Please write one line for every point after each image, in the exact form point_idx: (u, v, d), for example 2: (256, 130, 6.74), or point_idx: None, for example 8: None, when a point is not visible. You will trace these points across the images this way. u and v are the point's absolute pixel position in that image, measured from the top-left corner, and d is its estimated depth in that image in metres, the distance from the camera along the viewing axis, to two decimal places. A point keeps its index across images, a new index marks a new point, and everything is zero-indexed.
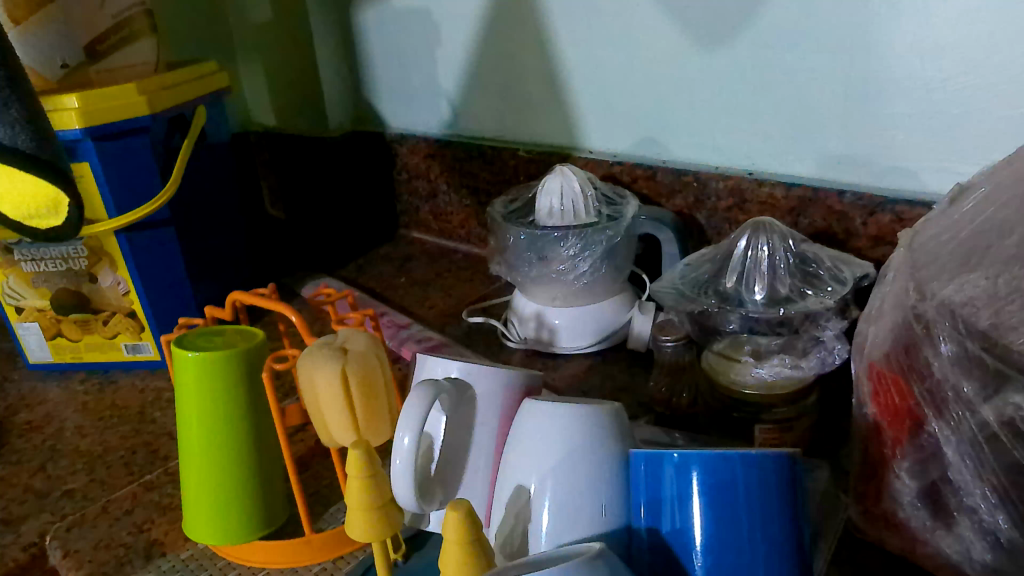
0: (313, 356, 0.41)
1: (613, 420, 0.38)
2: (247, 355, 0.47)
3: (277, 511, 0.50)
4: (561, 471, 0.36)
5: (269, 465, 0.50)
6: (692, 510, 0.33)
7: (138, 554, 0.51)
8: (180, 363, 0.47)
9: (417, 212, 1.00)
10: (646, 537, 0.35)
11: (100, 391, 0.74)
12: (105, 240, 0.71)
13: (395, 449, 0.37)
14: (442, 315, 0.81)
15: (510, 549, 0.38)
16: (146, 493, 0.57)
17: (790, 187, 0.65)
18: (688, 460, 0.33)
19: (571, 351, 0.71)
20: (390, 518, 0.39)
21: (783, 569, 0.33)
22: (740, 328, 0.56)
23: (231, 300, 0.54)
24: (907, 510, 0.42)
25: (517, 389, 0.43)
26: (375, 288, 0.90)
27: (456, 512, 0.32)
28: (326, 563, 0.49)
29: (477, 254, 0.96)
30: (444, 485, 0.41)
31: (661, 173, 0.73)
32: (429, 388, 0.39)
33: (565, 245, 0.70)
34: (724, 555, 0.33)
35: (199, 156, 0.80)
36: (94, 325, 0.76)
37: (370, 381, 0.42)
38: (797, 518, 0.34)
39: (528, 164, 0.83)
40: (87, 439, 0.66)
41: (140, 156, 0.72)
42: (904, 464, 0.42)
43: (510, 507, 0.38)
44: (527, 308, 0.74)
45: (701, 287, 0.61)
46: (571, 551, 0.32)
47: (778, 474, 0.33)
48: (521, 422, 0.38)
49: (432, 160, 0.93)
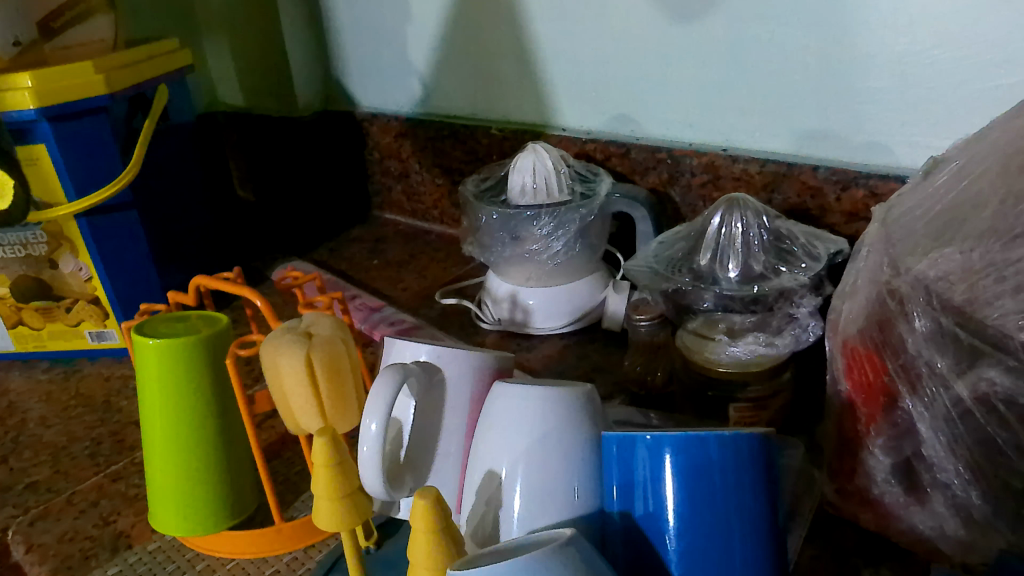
0: (276, 341, 0.40)
1: (584, 403, 0.37)
2: (211, 341, 0.46)
3: (246, 499, 0.49)
4: (533, 454, 0.36)
5: (237, 453, 0.49)
6: (666, 493, 0.33)
7: (104, 547, 0.50)
8: (140, 350, 0.46)
9: (390, 192, 0.98)
10: (619, 522, 0.34)
11: (65, 380, 0.72)
12: (65, 225, 0.69)
13: (362, 435, 0.37)
14: (416, 297, 0.80)
15: (482, 535, 0.37)
16: (112, 484, 0.56)
17: (765, 163, 0.64)
18: (660, 442, 0.33)
19: (546, 331, 0.71)
20: (358, 506, 0.37)
21: (758, 550, 0.32)
22: (714, 307, 0.56)
23: (195, 285, 0.53)
24: (881, 486, 0.42)
25: (487, 370, 0.42)
26: (348, 271, 0.88)
27: (423, 500, 0.31)
28: (297, 552, 0.48)
29: (451, 234, 0.94)
30: (414, 471, 0.40)
31: (635, 150, 0.72)
32: (397, 371, 0.38)
33: (539, 224, 0.69)
34: (698, 538, 0.32)
35: (162, 136, 0.78)
36: (57, 313, 0.74)
37: (336, 366, 0.40)
38: (772, 497, 0.33)
39: (501, 143, 0.82)
40: (52, 429, 0.64)
41: (99, 137, 0.70)
42: (878, 441, 0.41)
43: (481, 492, 0.37)
44: (501, 288, 0.72)
45: (675, 265, 0.61)
46: (543, 537, 0.31)
47: (753, 455, 0.32)
48: (491, 404, 0.38)
49: (404, 139, 0.92)
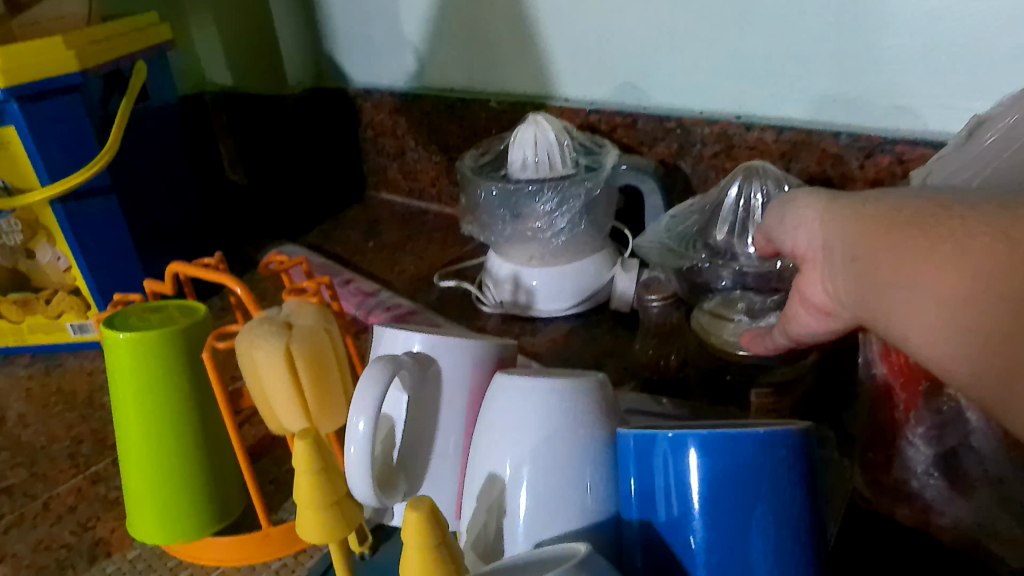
0: (252, 333, 0.36)
1: (596, 395, 0.33)
2: (187, 334, 0.42)
3: (231, 502, 0.46)
4: (540, 455, 0.32)
5: (220, 454, 0.45)
6: (692, 498, 0.29)
7: (81, 556, 0.47)
8: (110, 346, 0.42)
9: (385, 171, 0.94)
10: (638, 530, 0.30)
11: (46, 375, 0.69)
12: (41, 212, 0.66)
13: (349, 436, 0.33)
14: (414, 280, 0.76)
15: (483, 546, 0.33)
16: (92, 487, 0.52)
17: (782, 130, 0.60)
18: (684, 439, 0.29)
19: (551, 314, 0.67)
20: (345, 514, 0.34)
21: (798, 562, 0.28)
22: (731, 286, 0.54)
23: (172, 273, 0.49)
24: (921, 479, 0.39)
25: (488, 361, 0.38)
26: (342, 254, 0.84)
27: (416, 512, 0.28)
28: (287, 558, 0.44)
29: (450, 214, 0.90)
30: (408, 473, 0.37)
31: (642, 120, 0.67)
32: (386, 365, 0.34)
33: (542, 200, 0.65)
34: (728, 550, 0.28)
35: (142, 117, 0.74)
36: (36, 305, 0.70)
37: (321, 358, 0.37)
38: (811, 501, 0.29)
39: (500, 116, 0.77)
40: (30, 428, 0.60)
41: (73, 118, 0.65)
42: (919, 430, 0.38)
43: (482, 499, 0.33)
44: (504, 269, 0.68)
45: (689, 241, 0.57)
46: (554, 554, 0.27)
47: (790, 455, 0.28)
48: (492, 399, 0.34)
49: (399, 115, 0.87)
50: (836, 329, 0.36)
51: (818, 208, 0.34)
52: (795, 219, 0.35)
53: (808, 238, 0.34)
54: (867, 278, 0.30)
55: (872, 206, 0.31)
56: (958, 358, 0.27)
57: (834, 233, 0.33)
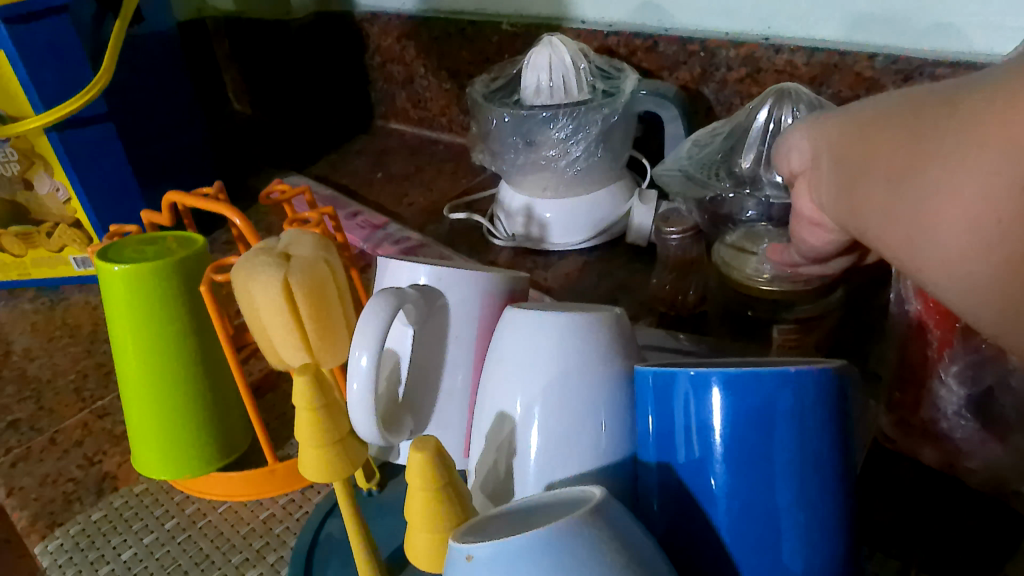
0: (248, 264, 0.34)
1: (614, 330, 0.31)
2: (184, 266, 0.40)
3: (236, 437, 0.45)
4: (552, 392, 0.30)
5: (223, 389, 0.44)
6: (715, 439, 0.27)
7: (88, 490, 0.46)
8: (105, 278, 0.40)
9: (393, 100, 0.90)
10: (656, 473, 0.29)
11: (51, 309, 0.68)
12: (36, 141, 0.63)
13: (351, 371, 0.31)
14: (423, 213, 0.74)
15: (492, 487, 0.32)
16: (99, 421, 0.52)
17: (812, 53, 0.56)
18: (707, 377, 0.27)
19: (564, 247, 0.64)
20: (349, 452, 0.32)
21: (826, 508, 0.27)
22: (757, 216, 0.53)
23: (169, 202, 0.47)
24: (950, 420, 0.37)
25: (499, 295, 0.36)
26: (349, 186, 0.82)
27: (421, 452, 0.26)
28: (294, 494, 0.44)
29: (461, 144, 0.87)
30: (414, 411, 0.35)
31: (663, 42, 0.63)
32: (390, 297, 0.32)
33: (556, 126, 0.62)
34: (752, 495, 0.26)
35: (138, 41, 0.70)
36: (37, 238, 0.69)
37: (321, 291, 0.35)
38: (844, 444, 0.27)
39: (513, 40, 0.73)
40: (35, 363, 0.60)
41: (63, 41, 0.62)
42: (952, 369, 0.37)
43: (491, 438, 0.32)
44: (515, 200, 0.66)
45: (711, 168, 0.56)
46: (567, 496, 0.25)
47: (822, 395, 0.26)
48: (502, 334, 0.32)
49: (407, 40, 0.83)
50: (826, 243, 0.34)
51: (812, 125, 0.31)
52: (789, 141, 0.32)
53: (802, 158, 0.31)
54: (853, 186, 0.27)
55: (859, 113, 0.28)
56: (933, 251, 0.23)
57: (819, 143, 0.30)
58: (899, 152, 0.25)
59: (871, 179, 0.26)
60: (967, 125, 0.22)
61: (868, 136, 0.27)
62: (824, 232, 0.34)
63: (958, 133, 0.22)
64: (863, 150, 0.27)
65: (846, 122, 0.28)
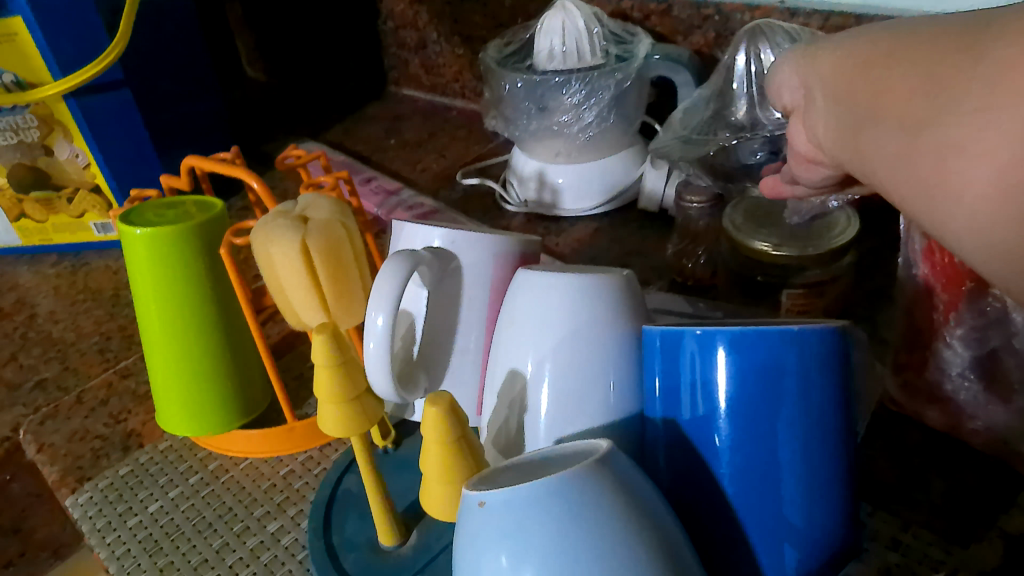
0: (266, 227, 0.35)
1: (623, 291, 0.32)
2: (204, 229, 0.41)
3: (256, 396, 0.46)
4: (562, 352, 0.31)
5: (243, 350, 0.45)
6: (719, 396, 0.28)
7: (115, 446, 0.48)
8: (128, 241, 0.41)
9: (407, 66, 0.90)
10: (662, 430, 0.29)
11: (73, 273, 0.69)
12: (55, 107, 0.64)
13: (368, 330, 0.32)
14: (436, 179, 0.74)
15: (504, 441, 0.33)
16: (122, 381, 0.53)
17: (829, 16, 0.56)
18: (713, 337, 0.27)
19: (576, 214, 0.65)
20: (366, 409, 0.33)
21: (827, 463, 0.27)
22: (766, 155, 0.53)
23: (187, 167, 0.48)
24: (955, 382, 0.38)
25: (511, 257, 0.36)
26: (363, 152, 0.82)
27: (435, 407, 0.27)
28: (313, 451, 0.45)
29: (474, 110, 0.87)
30: (429, 369, 0.36)
31: (678, 6, 0.63)
32: (405, 260, 0.33)
33: (569, 91, 0.62)
34: (755, 450, 0.27)
35: (152, 8, 0.71)
36: (58, 204, 0.70)
37: (338, 253, 0.36)
38: (845, 403, 0.28)
39: (526, 4, 0.72)
40: (60, 325, 0.61)
41: (79, 8, 0.63)
42: (957, 332, 0.37)
43: (503, 396, 0.33)
44: (528, 166, 0.66)
45: (709, 126, 0.56)
46: (574, 449, 0.26)
47: (825, 354, 0.27)
48: (514, 295, 0.33)
49: (420, 5, 0.82)
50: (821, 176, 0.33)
51: (795, 63, 0.30)
52: (777, 78, 0.31)
53: (789, 97, 0.31)
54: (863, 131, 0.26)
55: (854, 52, 0.27)
56: (956, 211, 0.23)
57: (810, 80, 0.29)
58: (914, 100, 0.24)
59: (882, 127, 0.25)
60: (991, 73, 0.21)
61: (870, 72, 0.26)
62: (821, 168, 0.33)
63: (983, 84, 0.21)
64: (869, 91, 0.26)
65: (844, 53, 0.28)
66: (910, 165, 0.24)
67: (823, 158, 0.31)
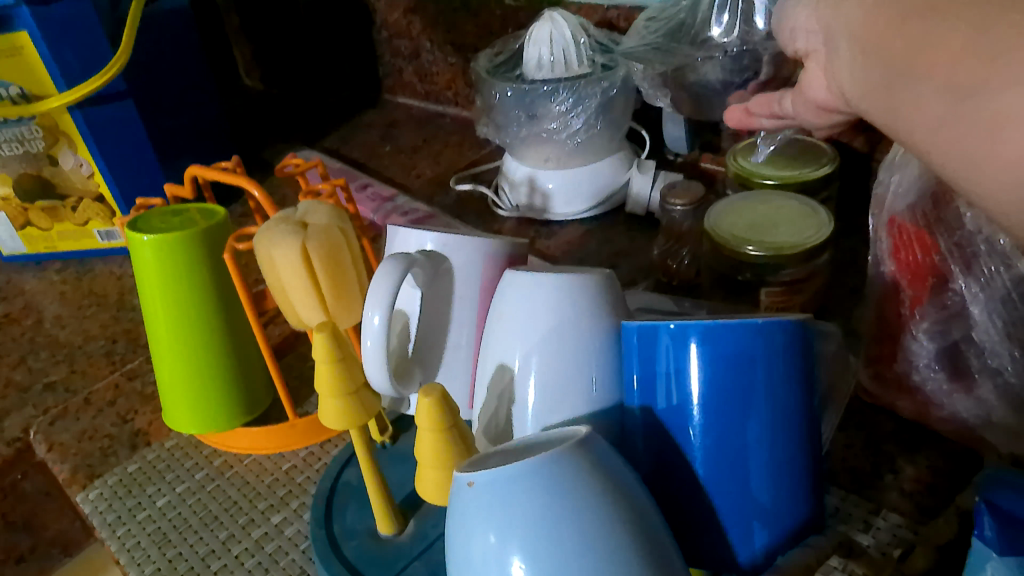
0: (269, 232, 0.37)
1: (604, 289, 0.34)
2: (207, 235, 0.44)
3: (258, 394, 0.48)
4: (547, 346, 0.33)
5: (245, 351, 0.47)
6: (692, 386, 0.30)
7: (122, 445, 0.50)
8: (135, 247, 0.43)
9: (401, 74, 0.92)
10: (639, 419, 0.32)
11: (78, 279, 0.71)
12: (60, 118, 0.66)
13: (365, 329, 0.34)
14: (431, 184, 0.76)
15: (493, 432, 0.35)
16: (129, 382, 0.55)
17: None
18: (685, 330, 0.30)
19: (566, 217, 0.67)
20: (364, 403, 0.35)
21: (790, 445, 0.30)
22: (722, 77, 0.62)
23: (191, 176, 0.49)
24: (922, 373, 0.39)
25: (499, 258, 0.39)
26: (359, 159, 0.84)
27: (428, 398, 0.29)
28: (313, 447, 0.47)
29: (466, 117, 0.89)
30: (424, 365, 0.38)
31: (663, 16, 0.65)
32: (399, 261, 0.35)
33: (557, 100, 0.64)
34: (725, 434, 0.29)
35: (152, 20, 0.73)
36: (63, 212, 0.72)
37: (336, 256, 0.38)
38: (807, 389, 0.30)
39: (516, 14, 0.75)
40: (67, 329, 0.63)
41: (82, 21, 0.65)
42: (922, 325, 0.38)
43: (493, 388, 0.35)
44: (519, 172, 0.68)
45: (674, 37, 0.64)
46: (556, 435, 0.28)
47: (787, 343, 0.29)
48: (502, 293, 0.35)
49: (413, 15, 0.85)
50: (833, 119, 0.38)
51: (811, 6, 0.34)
52: (793, 20, 0.35)
53: (806, 38, 0.35)
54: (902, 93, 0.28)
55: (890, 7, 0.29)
56: (1001, 176, 0.24)
57: (835, 26, 0.32)
58: (958, 65, 0.25)
59: (923, 89, 0.27)
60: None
61: (907, 25, 0.28)
62: (832, 114, 0.37)
63: None
64: (906, 46, 0.28)
65: (874, 9, 0.30)
66: (952, 127, 0.26)
67: (840, 104, 0.35)
